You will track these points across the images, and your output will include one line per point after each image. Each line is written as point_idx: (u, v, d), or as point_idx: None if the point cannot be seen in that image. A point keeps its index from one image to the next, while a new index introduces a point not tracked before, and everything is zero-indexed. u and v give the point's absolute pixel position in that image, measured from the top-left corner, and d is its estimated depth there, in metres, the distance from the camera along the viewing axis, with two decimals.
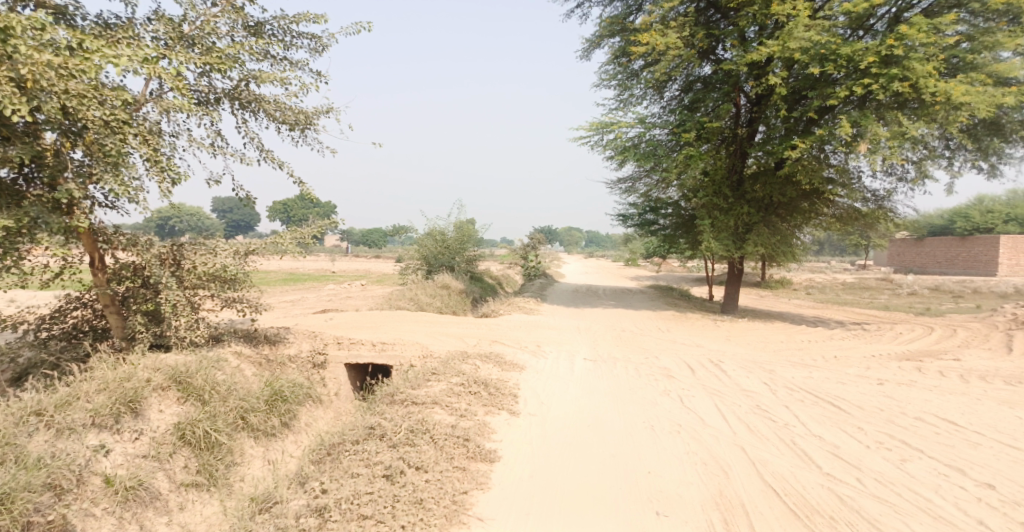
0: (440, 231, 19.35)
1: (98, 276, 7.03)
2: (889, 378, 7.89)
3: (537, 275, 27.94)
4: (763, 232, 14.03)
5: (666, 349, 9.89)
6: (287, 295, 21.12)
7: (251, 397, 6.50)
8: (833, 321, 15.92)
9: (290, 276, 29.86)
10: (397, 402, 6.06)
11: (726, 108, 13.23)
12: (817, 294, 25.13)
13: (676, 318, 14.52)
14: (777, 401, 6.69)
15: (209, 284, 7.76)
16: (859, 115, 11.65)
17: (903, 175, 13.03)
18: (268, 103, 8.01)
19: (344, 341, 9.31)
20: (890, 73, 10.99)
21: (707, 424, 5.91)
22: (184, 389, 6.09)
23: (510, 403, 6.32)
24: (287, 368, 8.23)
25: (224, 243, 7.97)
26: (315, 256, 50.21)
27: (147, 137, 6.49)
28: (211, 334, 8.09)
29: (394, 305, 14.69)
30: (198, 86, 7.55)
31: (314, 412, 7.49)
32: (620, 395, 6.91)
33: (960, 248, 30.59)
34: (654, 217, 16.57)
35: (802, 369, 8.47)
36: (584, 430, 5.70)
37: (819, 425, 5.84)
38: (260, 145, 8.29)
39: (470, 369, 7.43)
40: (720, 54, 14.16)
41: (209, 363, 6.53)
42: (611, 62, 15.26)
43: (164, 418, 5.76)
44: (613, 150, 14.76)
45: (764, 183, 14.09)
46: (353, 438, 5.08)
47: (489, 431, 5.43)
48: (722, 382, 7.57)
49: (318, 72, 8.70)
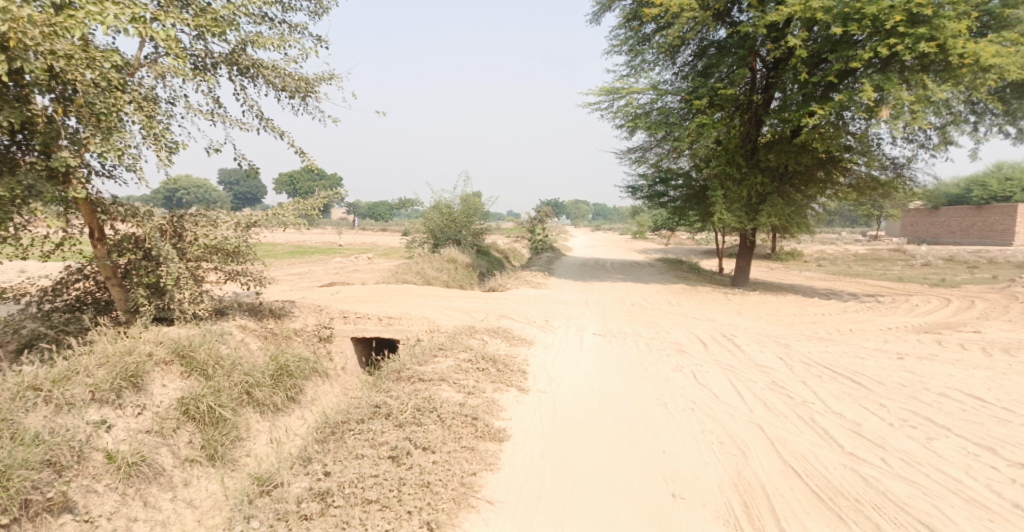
0: (447, 204, 19.08)
1: (99, 247, 6.81)
2: (909, 352, 7.66)
3: (544, 248, 27.68)
4: (777, 203, 13.67)
5: (678, 323, 9.68)
6: (294, 269, 21.04)
7: (256, 371, 6.39)
8: (846, 293, 15.64)
9: (297, 249, 29.81)
10: (404, 378, 5.91)
11: (741, 74, 12.76)
12: (829, 266, 24.78)
13: (686, 290, 14.30)
14: (794, 377, 6.50)
15: (211, 257, 7.60)
16: (881, 78, 11.16)
17: (925, 142, 12.57)
18: (267, 69, 7.72)
19: (349, 315, 9.18)
20: (918, 33, 10.49)
21: (723, 402, 5.74)
22: (188, 364, 5.98)
23: (519, 379, 6.17)
24: (292, 342, 8.12)
25: (226, 214, 7.78)
26: (322, 230, 50.13)
27: (140, 102, 6.27)
28: (215, 308, 7.95)
29: (401, 279, 14.53)
30: (193, 50, 7.26)
31: (320, 386, 7.39)
32: (632, 372, 6.74)
33: (975, 217, 30.01)
34: (664, 189, 16.22)
35: (818, 343, 8.25)
36: (595, 408, 5.56)
37: (839, 402, 5.65)
38: (260, 113, 8.04)
39: (478, 344, 7.27)
40: (736, 17, 13.61)
41: (212, 337, 6.41)
42: (622, 26, 14.72)
43: (167, 393, 5.65)
44: (623, 118, 14.34)
45: (779, 151, 13.68)
46: (358, 416, 4.94)
47: (497, 409, 5.28)
48: (736, 357, 7.39)
49: (318, 37, 8.38)
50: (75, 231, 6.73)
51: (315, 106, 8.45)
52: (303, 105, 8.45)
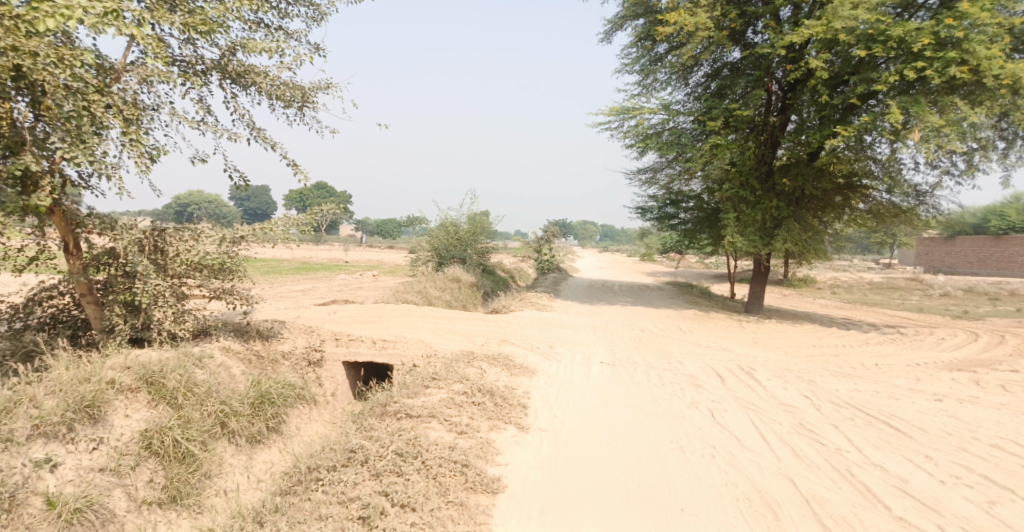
0: (453, 222, 18.66)
1: (72, 262, 6.34)
2: (947, 393, 7.00)
3: (551, 269, 27.09)
4: (794, 228, 13.06)
5: (691, 353, 9.05)
6: (297, 284, 20.59)
7: (234, 399, 5.84)
8: (865, 323, 14.95)
9: (301, 265, 29.46)
10: (389, 414, 5.35)
11: (757, 95, 12.31)
12: (844, 294, 24.06)
13: (698, 316, 13.71)
14: (823, 419, 5.89)
15: (195, 274, 7.09)
16: (908, 100, 10.68)
17: (951, 168, 12.01)
18: (259, 76, 7.32)
19: (342, 337, 8.65)
20: (948, 56, 10.07)
21: (746, 448, 5.13)
22: (156, 391, 5.45)
23: (519, 415, 5.58)
24: (279, 366, 7.62)
25: (211, 228, 7.28)
26: (329, 245, 49.88)
27: (120, 106, 5.82)
28: (199, 328, 7.44)
29: (401, 297, 13.99)
30: (181, 55, 6.89)
31: (305, 415, 6.83)
32: (642, 408, 6.13)
33: (994, 247, 29.22)
34: (675, 211, 15.73)
35: (845, 380, 7.60)
36: (603, 452, 4.97)
37: (878, 451, 5.03)
38: (252, 123, 7.67)
39: (475, 373, 6.69)
40: (751, 38, 13.23)
41: (187, 361, 5.90)
42: (635, 45, 14.32)
43: (129, 424, 5.14)
44: (633, 138, 13.91)
45: (795, 175, 13.12)
46: (331, 463, 4.38)
47: (492, 452, 4.71)
48: (756, 394, 6.76)
49: (317, 45, 8.03)
50: (48, 244, 6.33)
51: (312, 117, 8.05)
52: (299, 115, 8.05)
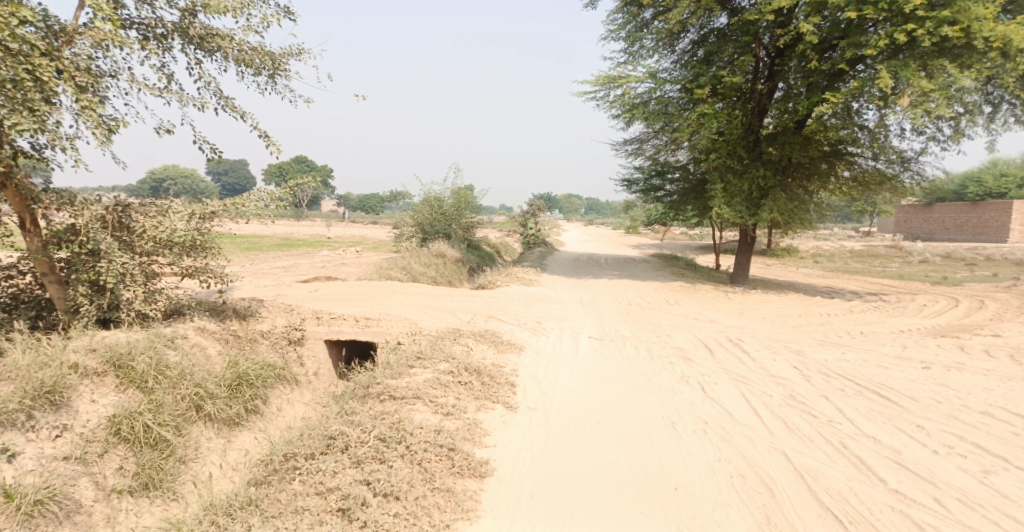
0: (436, 196, 18.30)
1: (30, 239, 6.07)
2: (934, 360, 6.97)
3: (537, 243, 26.85)
4: (780, 198, 12.95)
5: (679, 326, 8.95)
6: (279, 262, 20.12)
7: (210, 381, 5.62)
8: (848, 291, 15.01)
9: (283, 242, 28.82)
10: (372, 396, 5.16)
11: (745, 61, 12.03)
12: (826, 263, 24.22)
13: (685, 288, 13.62)
14: (814, 390, 5.81)
15: (164, 251, 6.76)
16: (898, 64, 10.50)
17: (936, 133, 11.92)
18: (225, 40, 6.91)
19: (323, 315, 8.40)
20: (940, 16, 9.86)
21: (738, 422, 5.04)
22: (125, 375, 5.26)
23: (507, 394, 5.42)
24: (258, 346, 7.38)
25: (181, 204, 6.92)
26: (311, 221, 49.00)
27: (72, 72, 5.61)
28: (171, 308, 7.15)
29: (385, 273, 13.71)
30: (138, 18, 6.52)
31: (287, 396, 6.63)
32: (632, 383, 6.00)
33: (970, 213, 29.59)
34: (661, 182, 15.54)
35: (833, 349, 7.54)
36: (593, 430, 4.85)
37: (870, 422, 4.96)
38: (219, 91, 7.30)
39: (461, 351, 6.51)
40: (738, 3, 12.91)
41: (158, 343, 5.68)
42: (620, 11, 13.90)
43: (96, 410, 4.93)
44: (619, 108, 13.59)
45: (782, 143, 12.96)
46: (309, 451, 4.20)
47: (479, 434, 4.56)
48: (746, 366, 6.67)
49: (287, 8, 7.61)
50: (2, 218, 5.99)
51: (285, 86, 7.70)
52: (270, 84, 7.70)
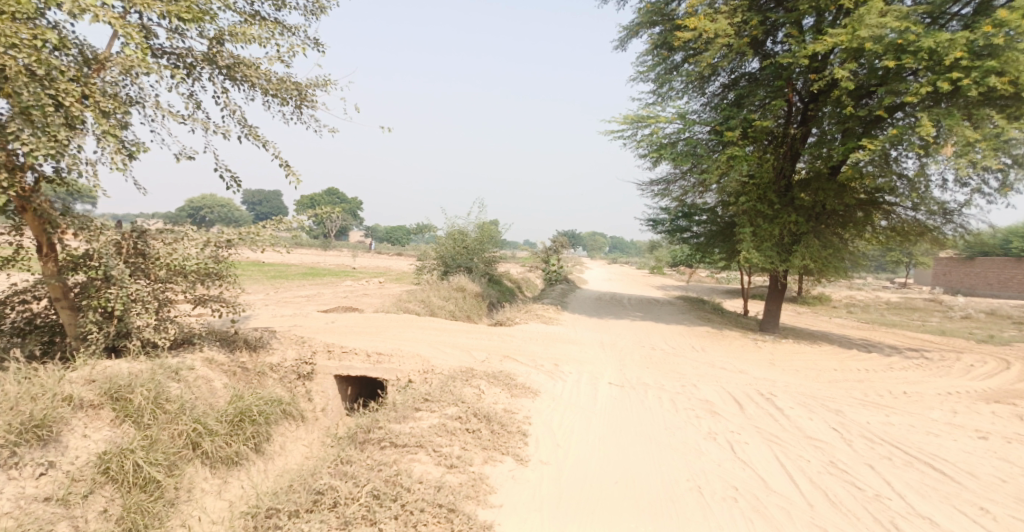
0: (460, 230, 18.18)
1: (45, 264, 5.95)
2: (992, 430, 6.36)
3: (560, 281, 26.49)
4: (813, 244, 12.45)
5: (705, 375, 8.45)
6: (302, 290, 20.14)
7: (210, 417, 5.36)
8: (885, 345, 14.26)
9: (308, 270, 28.96)
10: (373, 441, 4.84)
11: (778, 106, 11.73)
12: (861, 313, 23.30)
13: (711, 334, 13.08)
14: (856, 457, 5.30)
15: (177, 279, 6.60)
16: (941, 112, 10.08)
17: (982, 185, 11.41)
18: (251, 69, 6.92)
19: (335, 349, 8.13)
20: (985, 66, 9.52)
21: (773, 489, 4.58)
22: (121, 409, 5.05)
23: (518, 445, 5.03)
24: (266, 379, 7.13)
25: (197, 231, 6.78)
26: (338, 251, 49.68)
27: (96, 98, 5.57)
28: (182, 336, 6.97)
29: (403, 306, 13.46)
30: (168, 47, 6.59)
31: (292, 433, 6.32)
32: (655, 438, 5.56)
33: (1015, 269, 28.44)
34: (687, 224, 15.20)
35: (876, 410, 6.96)
36: (612, 490, 4.46)
37: (924, 500, 4.48)
38: (243, 120, 7.33)
39: (472, 394, 6.16)
40: (770, 48, 12.76)
41: (160, 375, 5.48)
42: (650, 52, 13.82)
43: (86, 445, 4.71)
44: (646, 147, 13.38)
45: (816, 189, 12.55)
46: (293, 508, 3.95)
47: (485, 491, 4.21)
48: (779, 425, 6.17)
49: (316, 40, 7.66)
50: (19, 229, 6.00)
51: (310, 116, 7.70)
52: (296, 114, 7.71)
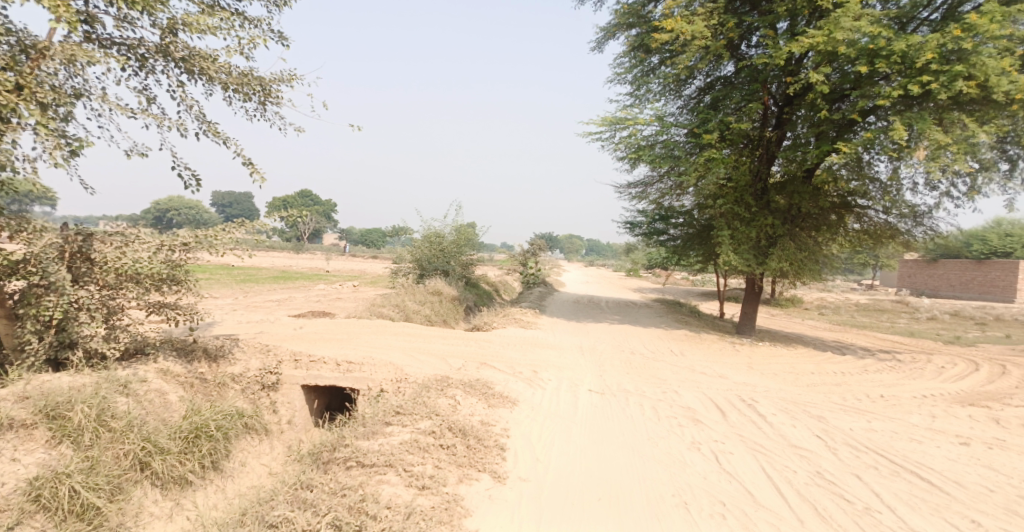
0: (436, 233, 17.80)
1: None
2: (972, 435, 6.29)
3: (536, 284, 26.23)
4: (789, 246, 12.44)
5: (686, 380, 8.27)
6: (272, 294, 19.47)
7: (160, 435, 4.96)
8: (858, 347, 14.34)
9: (280, 274, 28.12)
10: (338, 461, 4.51)
11: (754, 108, 11.67)
12: (832, 315, 23.60)
13: (690, 338, 12.97)
14: (843, 466, 5.15)
15: (128, 285, 6.11)
16: (915, 116, 10.12)
17: (951, 189, 11.53)
18: (209, 61, 6.50)
19: (302, 358, 7.73)
20: (954, 70, 9.55)
21: (761, 504, 4.38)
22: (58, 429, 4.62)
23: (495, 461, 4.74)
24: (227, 391, 6.71)
25: (150, 233, 6.31)
26: (310, 254, 48.66)
27: (33, 88, 5.12)
28: (134, 346, 6.49)
29: (376, 310, 13.04)
30: (119, 38, 6.16)
31: (254, 448, 5.94)
32: (637, 450, 5.32)
33: (976, 271, 29.21)
34: (664, 226, 15.09)
35: (858, 416, 6.85)
36: (594, 508, 4.21)
37: (915, 513, 4.33)
38: (203, 115, 6.90)
39: (446, 405, 5.85)
40: (745, 51, 12.73)
41: (106, 390, 5.06)
42: (627, 54, 13.69)
43: (16, 470, 4.28)
44: (625, 149, 13.23)
45: (791, 192, 12.56)
46: None
47: (459, 515, 3.92)
48: (763, 433, 6.00)
49: (280, 33, 7.28)
50: None
51: (275, 113, 7.31)
52: (260, 111, 7.31)
